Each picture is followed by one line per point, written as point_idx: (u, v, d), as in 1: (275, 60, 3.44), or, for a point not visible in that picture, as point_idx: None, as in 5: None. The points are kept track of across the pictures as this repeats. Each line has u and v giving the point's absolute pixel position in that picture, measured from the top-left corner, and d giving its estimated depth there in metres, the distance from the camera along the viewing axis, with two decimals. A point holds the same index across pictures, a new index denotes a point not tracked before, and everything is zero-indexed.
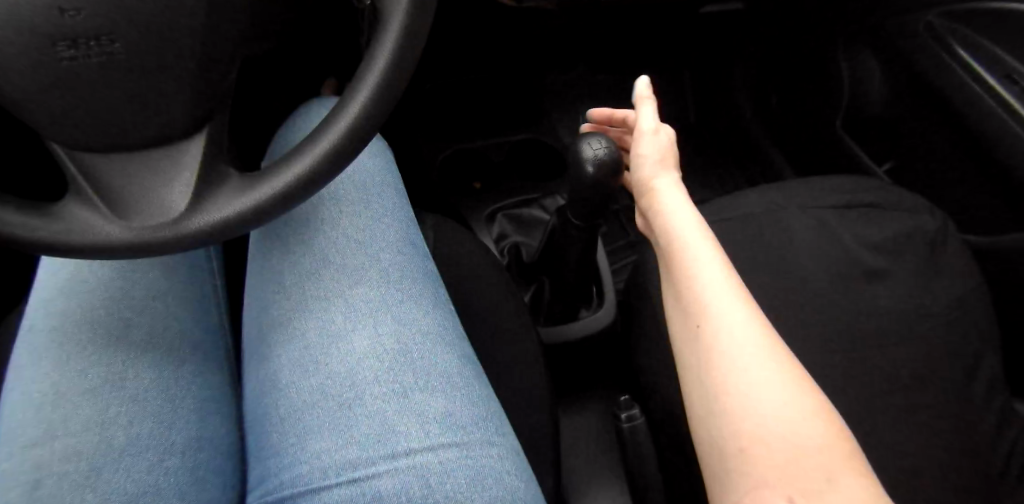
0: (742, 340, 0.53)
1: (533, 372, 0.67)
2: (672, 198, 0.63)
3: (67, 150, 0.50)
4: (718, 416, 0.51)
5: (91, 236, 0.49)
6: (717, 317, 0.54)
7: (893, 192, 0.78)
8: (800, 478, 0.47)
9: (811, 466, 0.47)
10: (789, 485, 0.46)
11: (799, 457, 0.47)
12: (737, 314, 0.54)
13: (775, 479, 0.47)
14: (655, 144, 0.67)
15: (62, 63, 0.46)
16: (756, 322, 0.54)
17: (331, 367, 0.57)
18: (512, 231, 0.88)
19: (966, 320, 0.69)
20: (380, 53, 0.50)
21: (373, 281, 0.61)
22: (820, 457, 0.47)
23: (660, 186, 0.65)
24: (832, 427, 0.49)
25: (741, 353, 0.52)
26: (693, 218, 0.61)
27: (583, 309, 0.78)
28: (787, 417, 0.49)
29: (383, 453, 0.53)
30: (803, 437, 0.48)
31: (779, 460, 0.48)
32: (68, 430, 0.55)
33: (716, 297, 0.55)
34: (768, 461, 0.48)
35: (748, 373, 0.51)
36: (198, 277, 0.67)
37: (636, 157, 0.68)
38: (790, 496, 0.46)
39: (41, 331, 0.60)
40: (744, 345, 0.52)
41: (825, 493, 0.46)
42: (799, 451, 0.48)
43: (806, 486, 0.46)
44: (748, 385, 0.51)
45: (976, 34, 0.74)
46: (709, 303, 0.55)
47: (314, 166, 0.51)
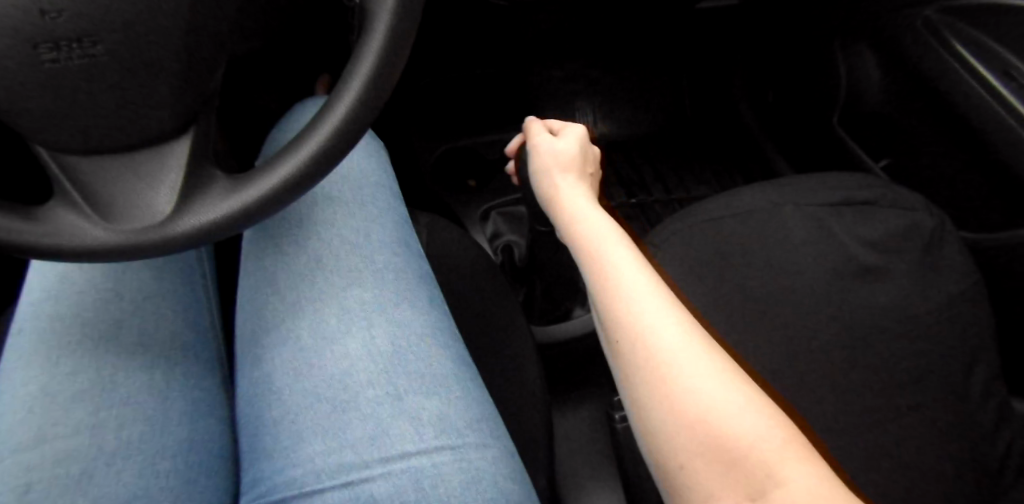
0: (669, 345, 0.51)
1: (527, 373, 0.67)
2: (580, 204, 0.63)
3: (51, 153, 0.50)
4: (656, 432, 0.50)
5: (76, 238, 0.49)
6: (640, 324, 0.53)
7: (891, 189, 0.77)
8: (742, 481, 0.47)
9: (751, 465, 0.47)
10: (731, 491, 0.47)
11: (739, 455, 0.47)
12: (660, 315, 0.53)
13: (719, 488, 0.47)
14: (554, 153, 0.67)
15: (44, 65, 0.45)
16: (680, 321, 0.53)
17: (322, 370, 0.57)
18: (505, 229, 0.88)
19: (963, 319, 0.68)
20: (366, 53, 0.50)
21: (365, 282, 0.60)
22: (759, 453, 0.47)
23: (567, 196, 0.64)
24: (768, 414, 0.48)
25: (669, 362, 0.51)
26: (605, 221, 0.61)
27: (577, 308, 0.79)
28: (720, 420, 0.48)
29: (375, 457, 0.53)
30: (738, 437, 0.48)
31: (718, 461, 0.48)
32: (59, 433, 0.55)
33: (637, 302, 0.54)
34: (707, 469, 0.48)
35: (678, 375, 0.50)
36: (190, 276, 0.66)
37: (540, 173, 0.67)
38: (736, 501, 0.46)
39: (31, 333, 0.59)
40: (672, 352, 0.51)
41: (769, 493, 0.46)
42: (736, 453, 0.47)
43: (748, 488, 0.46)
44: (678, 394, 0.50)
45: (977, 32, 0.73)
46: (631, 313, 0.53)
47: (300, 169, 0.50)
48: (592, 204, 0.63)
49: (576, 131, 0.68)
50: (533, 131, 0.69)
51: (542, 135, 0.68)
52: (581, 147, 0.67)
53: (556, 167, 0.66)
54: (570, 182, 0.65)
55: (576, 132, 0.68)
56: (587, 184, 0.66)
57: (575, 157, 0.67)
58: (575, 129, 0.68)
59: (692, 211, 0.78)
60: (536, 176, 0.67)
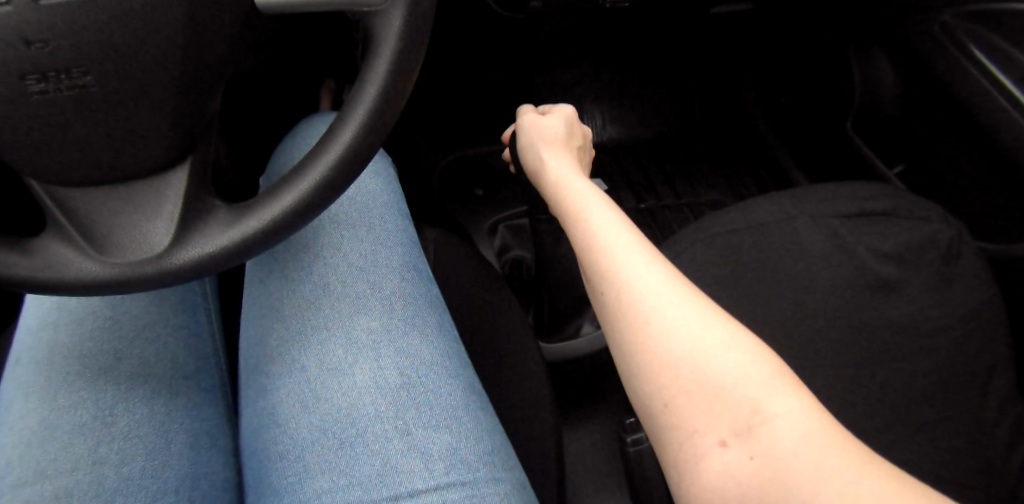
0: (656, 290, 0.49)
1: (537, 396, 0.65)
2: (564, 169, 0.62)
3: (42, 185, 0.47)
4: (642, 373, 0.48)
5: (69, 273, 0.46)
6: (624, 273, 0.51)
7: (903, 198, 0.72)
8: (729, 418, 0.45)
9: (736, 403, 0.45)
10: (719, 429, 0.45)
11: (726, 397, 0.46)
12: (644, 265, 0.51)
13: (706, 425, 0.45)
14: (541, 125, 0.66)
15: (32, 97, 0.43)
16: (666, 268, 0.51)
17: (330, 402, 0.55)
18: (513, 243, 0.86)
19: (985, 334, 0.66)
20: (371, 77, 0.47)
21: (373, 309, 0.58)
22: (745, 390, 0.46)
23: (552, 163, 0.63)
24: (754, 351, 0.47)
25: (656, 304, 0.49)
26: (588, 185, 0.60)
27: (587, 324, 0.74)
28: (707, 359, 0.47)
29: (386, 495, 0.51)
30: (724, 375, 0.46)
31: (704, 404, 0.46)
32: (57, 469, 0.53)
33: (619, 250, 0.52)
34: (694, 407, 0.46)
35: (661, 320, 0.48)
36: (192, 304, 0.65)
37: (526, 145, 0.66)
38: (723, 439, 0.45)
39: (29, 364, 0.58)
40: (659, 296, 0.49)
41: (757, 429, 0.44)
42: (723, 390, 0.46)
43: (735, 425, 0.45)
44: (666, 333, 0.48)
45: (985, 31, 0.71)
46: (617, 260, 0.52)
47: (303, 198, 0.48)
48: (576, 169, 0.62)
49: (562, 110, 0.67)
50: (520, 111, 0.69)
51: (527, 113, 0.68)
52: (567, 124, 0.67)
53: (541, 139, 0.65)
54: (556, 152, 0.64)
55: (562, 110, 0.67)
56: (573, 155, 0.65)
57: (560, 132, 0.66)
58: (562, 108, 0.67)
59: (698, 225, 0.74)
60: (523, 149, 0.67)
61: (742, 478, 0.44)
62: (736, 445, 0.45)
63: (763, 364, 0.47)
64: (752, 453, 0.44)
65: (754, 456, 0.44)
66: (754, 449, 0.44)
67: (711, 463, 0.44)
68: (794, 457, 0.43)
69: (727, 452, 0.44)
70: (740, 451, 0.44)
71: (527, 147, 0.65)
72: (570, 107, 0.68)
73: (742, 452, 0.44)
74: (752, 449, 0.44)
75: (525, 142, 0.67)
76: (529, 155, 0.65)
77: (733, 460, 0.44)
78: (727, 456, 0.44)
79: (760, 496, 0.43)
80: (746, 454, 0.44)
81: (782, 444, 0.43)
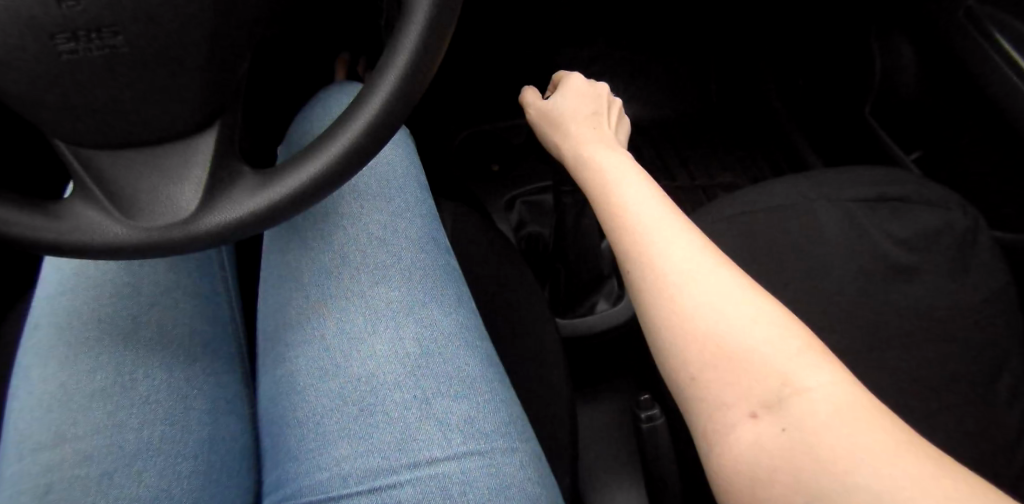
0: (683, 266, 0.49)
1: (552, 370, 0.65)
2: (592, 145, 0.61)
3: (70, 146, 0.47)
4: (667, 343, 0.48)
5: (97, 236, 0.47)
6: (650, 245, 0.51)
7: (925, 185, 0.71)
8: (758, 391, 0.44)
9: (767, 375, 0.44)
10: (747, 402, 0.44)
11: (755, 367, 0.45)
12: (671, 239, 0.51)
13: (734, 397, 0.44)
14: (558, 105, 0.65)
15: (62, 57, 0.43)
16: (694, 242, 0.51)
17: (350, 371, 0.55)
18: (529, 219, 0.86)
19: (1003, 317, 0.63)
20: (402, 43, 0.47)
21: (392, 280, 0.59)
22: (774, 362, 0.44)
23: (580, 139, 0.62)
24: (784, 325, 0.46)
25: (680, 278, 0.49)
26: (618, 158, 0.59)
27: (601, 302, 0.78)
28: (733, 330, 0.46)
29: (405, 461, 0.52)
30: (751, 346, 0.45)
31: (732, 374, 0.45)
32: (78, 433, 0.53)
33: (645, 223, 0.52)
34: (721, 379, 0.45)
35: (689, 290, 0.48)
36: (209, 273, 0.65)
37: (549, 128, 0.66)
38: (753, 411, 0.44)
39: (47, 329, 0.58)
40: (685, 271, 0.49)
41: (789, 401, 0.43)
42: (750, 363, 0.45)
43: (764, 397, 0.44)
44: (693, 307, 0.47)
45: (1000, 12, 0.67)
46: (641, 235, 0.52)
47: (332, 163, 0.48)
48: (602, 142, 0.61)
49: (570, 80, 0.66)
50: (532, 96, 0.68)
51: (537, 102, 0.68)
52: (579, 94, 0.65)
53: (561, 120, 0.65)
54: (579, 127, 0.63)
55: (570, 81, 0.66)
56: (597, 125, 0.64)
57: (575, 102, 0.65)
58: (571, 79, 0.66)
59: (718, 203, 0.73)
60: (546, 134, 0.67)
61: (773, 450, 0.42)
62: (766, 417, 0.43)
63: (794, 338, 0.45)
64: (783, 424, 0.43)
65: (785, 428, 0.42)
66: (786, 420, 0.43)
67: (742, 435, 0.43)
68: (828, 427, 0.41)
69: (757, 424, 0.43)
70: (770, 424, 0.43)
71: (551, 133, 0.66)
72: (578, 76, 0.66)
73: (771, 425, 0.43)
74: (783, 420, 0.43)
75: (547, 124, 0.67)
76: (552, 139, 0.65)
77: (763, 433, 0.43)
78: (757, 428, 0.43)
79: (792, 467, 0.41)
80: (777, 426, 0.43)
81: (817, 414, 0.42)
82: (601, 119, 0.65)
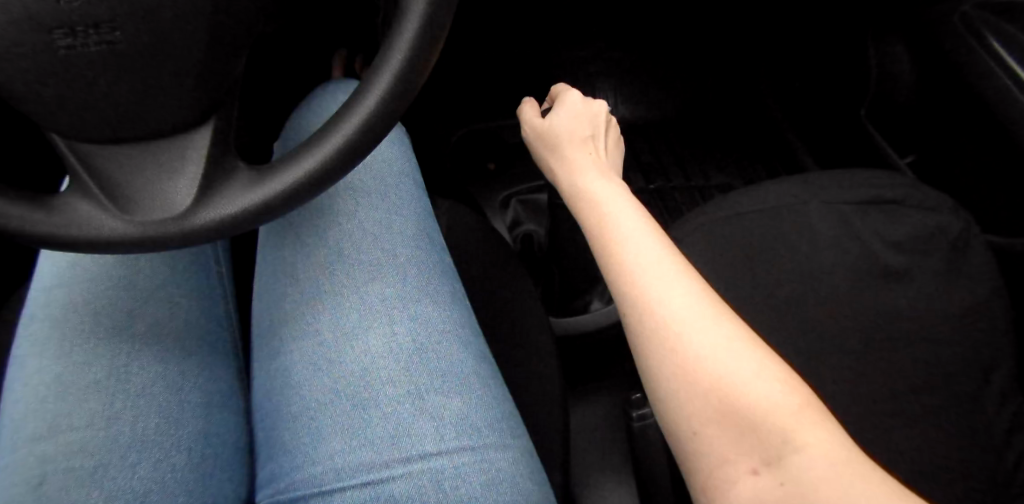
0: (683, 314, 0.50)
1: (545, 368, 0.66)
2: (590, 174, 0.61)
3: (66, 141, 0.48)
4: (668, 389, 0.49)
5: (92, 230, 0.47)
6: (652, 289, 0.51)
7: (918, 188, 0.72)
8: (759, 447, 0.46)
9: (767, 431, 0.46)
10: (748, 456, 0.46)
11: (755, 421, 0.46)
12: (670, 280, 0.51)
13: (735, 453, 0.46)
14: (556, 128, 0.65)
15: (59, 51, 0.43)
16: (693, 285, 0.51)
17: (343, 365, 0.56)
18: (525, 217, 0.85)
19: (992, 321, 0.64)
20: (397, 43, 0.48)
21: (387, 276, 0.59)
22: (774, 417, 0.46)
23: (579, 166, 0.62)
24: (782, 377, 0.47)
25: (681, 327, 0.49)
26: (617, 189, 0.59)
27: (594, 302, 0.76)
28: (735, 384, 0.47)
29: (397, 456, 0.52)
30: (752, 400, 0.46)
31: (733, 429, 0.47)
32: (73, 424, 0.54)
33: (644, 263, 0.53)
34: (722, 434, 0.47)
35: (691, 339, 0.49)
36: (203, 265, 0.65)
37: (548, 152, 0.66)
38: (754, 467, 0.46)
39: (42, 321, 0.58)
40: (684, 319, 0.50)
41: (788, 457, 0.45)
42: (751, 418, 0.46)
43: (766, 454, 0.46)
44: (697, 359, 0.48)
45: (1002, 21, 0.69)
46: (639, 276, 0.52)
47: (327, 161, 0.49)
48: (598, 169, 0.62)
49: (567, 99, 0.66)
50: (529, 117, 0.68)
51: (535, 122, 0.68)
52: (576, 115, 0.66)
53: (560, 143, 0.65)
54: (578, 151, 0.63)
55: (568, 100, 0.66)
56: (596, 150, 0.64)
57: (573, 124, 0.65)
58: (568, 98, 0.66)
59: (714, 203, 0.73)
60: (544, 156, 0.67)
61: None
62: (767, 473, 0.45)
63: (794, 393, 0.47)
64: (782, 479, 0.45)
65: (784, 483, 0.45)
66: (785, 476, 0.45)
67: (743, 489, 0.46)
68: (824, 484, 0.44)
69: (757, 480, 0.45)
70: (770, 479, 0.45)
71: (549, 158, 0.66)
72: (575, 94, 0.67)
73: (772, 479, 0.45)
74: (782, 476, 0.45)
75: (544, 146, 0.67)
76: (551, 163, 0.66)
77: (764, 489, 0.45)
78: (757, 483, 0.45)
79: None
80: (777, 480, 0.45)
81: (814, 472, 0.44)
82: (599, 142, 0.65)
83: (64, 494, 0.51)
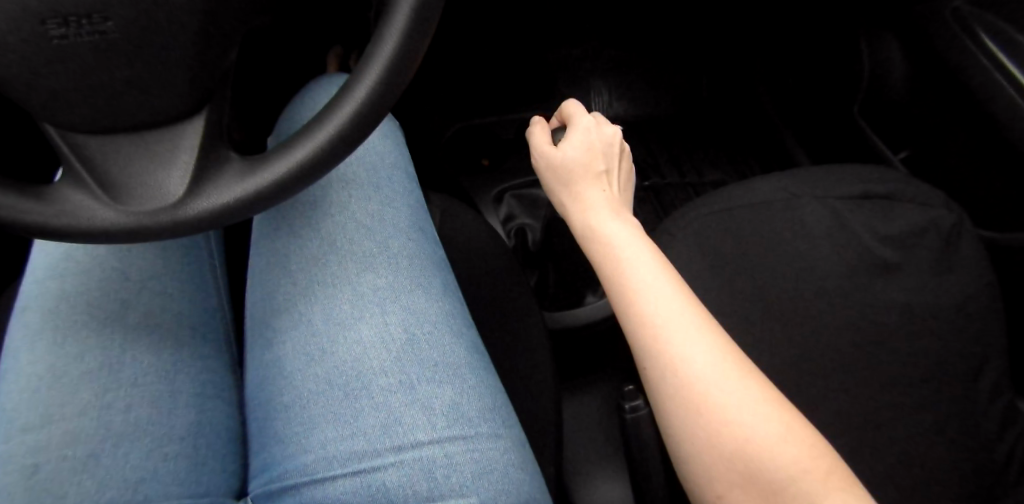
0: (707, 374, 0.50)
1: (537, 361, 0.66)
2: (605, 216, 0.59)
3: (59, 131, 0.48)
4: (694, 451, 0.49)
5: (86, 220, 0.48)
6: (678, 352, 0.50)
7: (910, 183, 0.72)
8: None
9: (791, 496, 0.47)
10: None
11: (778, 485, 0.47)
12: (695, 338, 0.51)
13: None
14: (567, 159, 0.61)
15: (53, 41, 0.44)
16: (717, 344, 0.51)
17: (336, 355, 0.56)
18: (519, 212, 0.84)
19: (983, 315, 0.64)
20: (388, 34, 0.48)
21: (379, 268, 0.59)
22: (797, 483, 0.47)
23: (593, 207, 0.60)
24: (803, 439, 0.48)
25: (708, 392, 0.49)
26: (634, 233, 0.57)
27: (589, 295, 0.77)
28: (762, 451, 0.47)
29: (388, 445, 0.53)
30: (777, 467, 0.47)
31: (756, 493, 0.47)
32: (65, 415, 0.54)
33: (669, 322, 0.51)
34: (746, 498, 0.48)
35: (718, 405, 0.49)
36: (195, 256, 0.65)
37: (558, 183, 0.62)
38: None
39: (35, 312, 0.59)
40: (711, 381, 0.49)
41: None
42: (776, 484, 0.47)
43: None
44: (723, 424, 0.48)
45: (999, 20, 0.68)
46: (663, 334, 0.51)
47: (318, 151, 0.49)
48: (612, 208, 0.60)
49: (578, 129, 0.61)
50: (537, 140, 0.63)
51: (542, 148, 0.62)
52: (589, 146, 0.61)
53: (573, 179, 0.61)
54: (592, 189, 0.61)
55: (579, 129, 0.61)
56: (609, 186, 0.61)
57: (585, 157, 0.61)
58: (578, 126, 0.61)
59: (706, 197, 0.73)
60: (552, 187, 0.63)
61: None
62: None
63: (816, 457, 0.48)
64: None
65: None
66: None
67: None
68: None
69: None
70: None
71: (559, 191, 0.62)
72: (585, 120, 0.62)
73: None
74: None
75: (552, 177, 0.63)
76: (561, 196, 0.62)
77: None
78: None
79: None
80: None
81: None
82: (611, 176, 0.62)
83: (58, 484, 0.51)
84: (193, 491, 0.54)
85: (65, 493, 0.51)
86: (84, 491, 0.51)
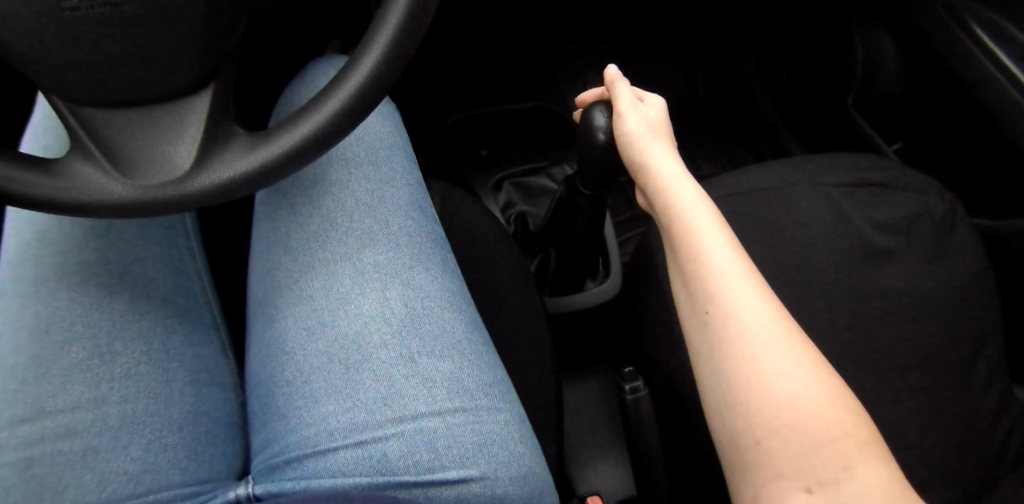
0: (764, 339, 0.51)
1: (537, 342, 0.67)
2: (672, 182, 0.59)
3: (68, 104, 0.49)
4: (739, 402, 0.50)
5: (95, 193, 0.49)
6: (738, 309, 0.52)
7: (905, 172, 0.73)
8: (816, 469, 0.48)
9: (827, 456, 0.48)
10: (805, 476, 0.48)
11: (814, 444, 0.48)
12: (751, 299, 0.52)
13: (794, 471, 0.48)
14: (639, 116, 0.60)
15: (65, 13, 0.45)
16: (772, 307, 0.52)
17: (336, 329, 0.56)
18: (518, 200, 0.88)
19: (977, 296, 0.65)
20: (392, 10, 0.49)
21: (380, 244, 0.60)
22: (834, 442, 0.48)
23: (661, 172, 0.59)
24: (841, 404, 0.50)
25: (763, 347, 0.51)
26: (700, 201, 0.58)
27: (588, 281, 0.77)
28: (806, 411, 0.49)
29: (390, 417, 0.53)
30: (817, 425, 0.49)
31: (795, 448, 0.48)
32: (55, 407, 0.54)
33: (730, 284, 0.53)
34: (783, 453, 0.48)
35: (767, 361, 0.50)
36: (173, 243, 0.66)
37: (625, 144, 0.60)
38: (808, 486, 0.48)
39: (13, 299, 0.58)
40: (763, 340, 0.51)
41: (843, 482, 0.47)
42: (815, 442, 0.48)
43: (822, 476, 0.47)
44: (768, 380, 0.50)
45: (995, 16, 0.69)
46: (721, 288, 0.53)
47: (323, 125, 0.50)
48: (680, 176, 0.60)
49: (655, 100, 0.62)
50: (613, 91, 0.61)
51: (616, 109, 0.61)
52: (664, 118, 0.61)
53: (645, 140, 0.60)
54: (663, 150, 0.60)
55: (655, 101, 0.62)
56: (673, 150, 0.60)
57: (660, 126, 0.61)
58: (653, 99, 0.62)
59: (706, 187, 0.75)
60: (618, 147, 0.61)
61: None
62: (820, 493, 0.47)
63: (852, 422, 0.49)
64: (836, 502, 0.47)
65: None
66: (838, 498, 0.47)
67: None
68: None
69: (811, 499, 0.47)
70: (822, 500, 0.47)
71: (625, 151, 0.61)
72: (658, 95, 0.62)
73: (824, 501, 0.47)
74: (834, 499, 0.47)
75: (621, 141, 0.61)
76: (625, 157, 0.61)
77: None
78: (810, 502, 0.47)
79: None
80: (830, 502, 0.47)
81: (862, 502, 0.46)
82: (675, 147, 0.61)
83: (56, 478, 0.51)
84: (195, 479, 0.55)
85: (64, 487, 0.51)
86: (83, 484, 0.52)
